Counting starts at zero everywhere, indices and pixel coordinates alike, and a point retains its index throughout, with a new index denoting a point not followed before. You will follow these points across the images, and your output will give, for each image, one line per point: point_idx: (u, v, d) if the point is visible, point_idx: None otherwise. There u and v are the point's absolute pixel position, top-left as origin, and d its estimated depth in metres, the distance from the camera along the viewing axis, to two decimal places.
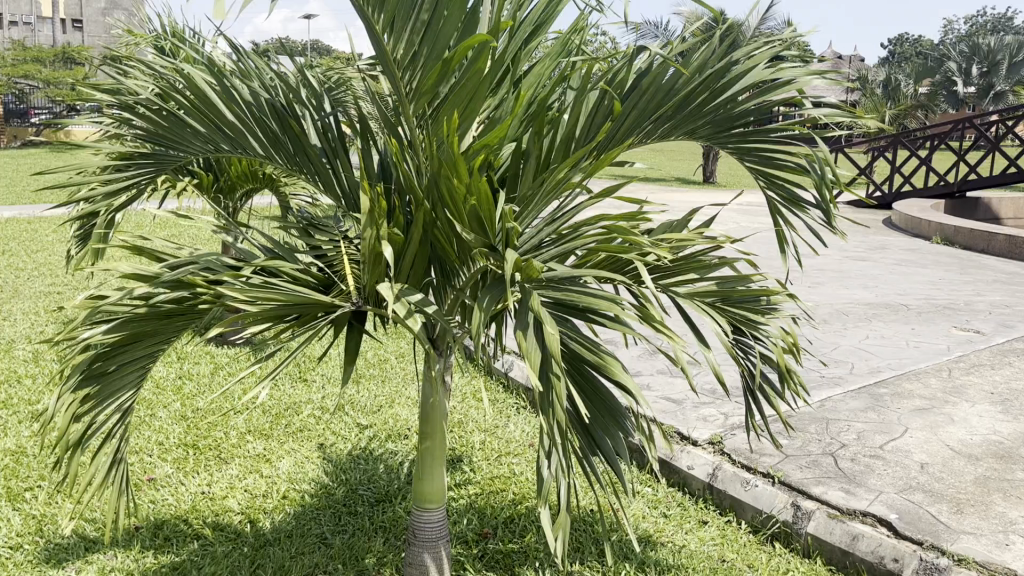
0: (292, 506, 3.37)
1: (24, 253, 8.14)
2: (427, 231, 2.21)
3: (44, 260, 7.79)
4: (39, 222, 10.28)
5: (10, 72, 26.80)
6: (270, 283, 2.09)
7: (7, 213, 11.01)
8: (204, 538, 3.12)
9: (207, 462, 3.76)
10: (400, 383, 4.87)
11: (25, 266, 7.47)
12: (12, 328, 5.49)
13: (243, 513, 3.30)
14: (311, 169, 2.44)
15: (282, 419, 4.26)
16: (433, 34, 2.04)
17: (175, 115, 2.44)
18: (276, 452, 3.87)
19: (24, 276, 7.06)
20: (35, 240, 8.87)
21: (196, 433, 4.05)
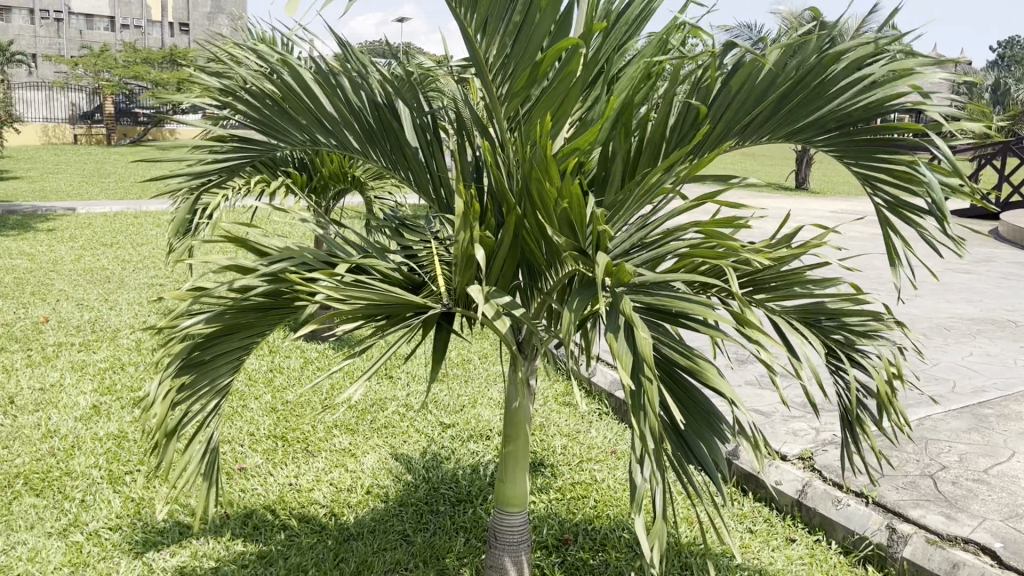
0: (375, 501, 3.42)
1: (130, 245, 8.55)
2: (517, 234, 2.19)
3: (148, 253, 8.16)
4: (144, 216, 10.78)
5: (124, 73, 28.28)
6: (363, 282, 2.11)
7: (115, 207, 11.58)
8: (291, 529, 3.19)
9: (295, 454, 3.85)
10: (483, 383, 4.90)
11: (130, 258, 7.84)
12: (117, 317, 5.77)
13: (328, 506, 3.37)
14: (404, 167, 2.48)
15: (367, 415, 4.34)
16: (524, 35, 2.05)
17: (272, 100, 2.50)
18: (361, 447, 3.94)
19: (130, 268, 7.42)
20: (141, 234, 9.31)
21: (285, 425, 4.16)
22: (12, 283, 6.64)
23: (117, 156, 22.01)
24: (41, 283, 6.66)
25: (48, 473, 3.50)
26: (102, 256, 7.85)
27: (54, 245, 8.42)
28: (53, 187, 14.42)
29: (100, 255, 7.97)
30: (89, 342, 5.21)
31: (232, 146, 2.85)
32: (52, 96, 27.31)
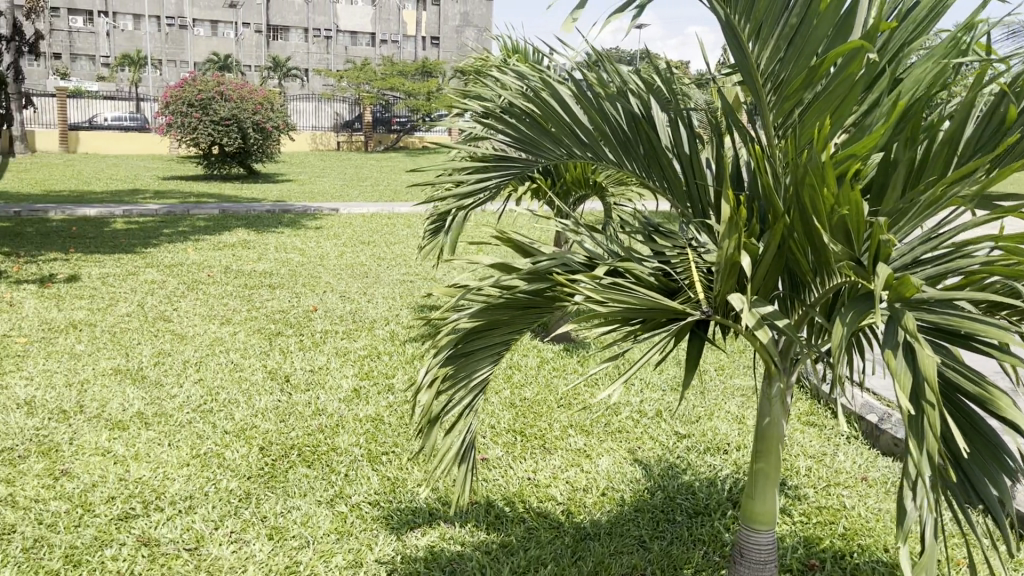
0: (611, 504, 3.45)
1: (384, 244, 9.27)
2: (782, 242, 2.11)
3: (400, 251, 8.80)
4: (396, 218, 11.65)
5: (382, 85, 30.74)
6: (621, 285, 2.14)
7: (372, 208, 12.61)
8: (529, 522, 3.30)
9: (533, 450, 3.98)
10: (720, 395, 4.78)
11: (385, 256, 8.50)
12: (374, 309, 6.28)
13: (564, 504, 3.45)
14: (661, 176, 2.47)
15: (603, 418, 4.39)
16: (802, 39, 1.97)
17: (531, 116, 2.66)
18: (597, 449, 3.99)
19: (385, 264, 8.04)
20: (394, 233, 10.06)
21: (524, 421, 4.31)
22: (287, 274, 7.44)
23: (372, 162, 23.98)
24: (311, 276, 7.40)
25: (317, 447, 3.87)
26: (361, 253, 8.58)
27: (321, 242, 9.33)
28: (320, 189, 16.00)
29: (360, 252, 8.73)
30: (351, 330, 5.71)
31: (496, 166, 2.97)
32: (320, 106, 30.14)
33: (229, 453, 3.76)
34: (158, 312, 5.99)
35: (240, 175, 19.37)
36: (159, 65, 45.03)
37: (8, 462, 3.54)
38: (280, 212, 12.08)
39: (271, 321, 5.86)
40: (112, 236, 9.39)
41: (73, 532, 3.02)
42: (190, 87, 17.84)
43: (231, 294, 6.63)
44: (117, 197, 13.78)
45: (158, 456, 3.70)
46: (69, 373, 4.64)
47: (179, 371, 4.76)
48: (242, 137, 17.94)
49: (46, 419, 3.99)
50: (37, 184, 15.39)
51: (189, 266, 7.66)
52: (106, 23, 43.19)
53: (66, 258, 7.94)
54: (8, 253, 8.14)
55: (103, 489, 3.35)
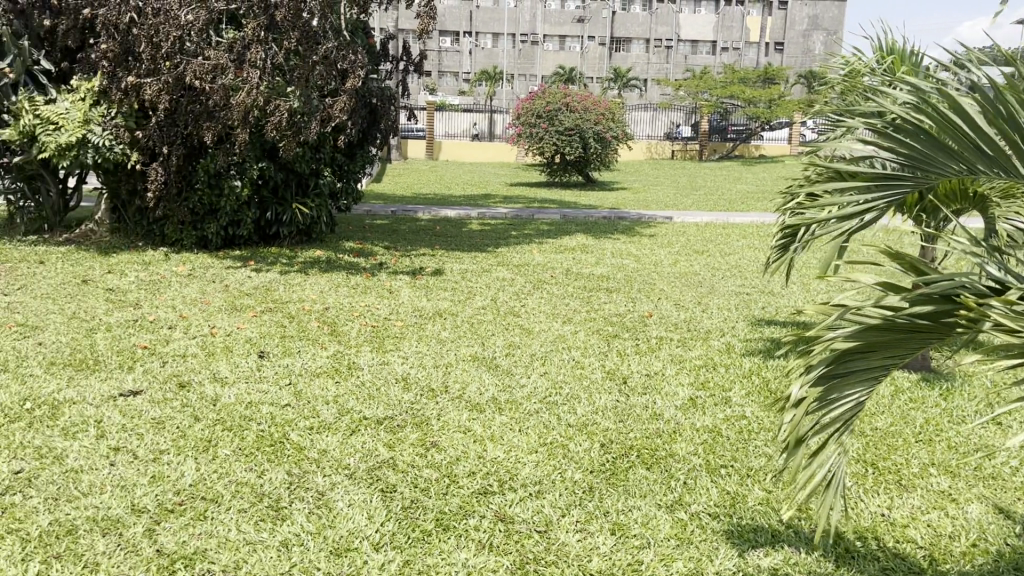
0: (983, 558, 3.06)
1: (719, 255, 9.15)
2: None
3: (736, 263, 8.64)
4: (731, 228, 11.44)
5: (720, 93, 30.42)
6: None
7: (706, 218, 12.54)
8: (884, 562, 3.02)
9: (886, 484, 3.66)
10: None
11: (720, 266, 8.40)
12: (710, 319, 6.22)
13: (925, 549, 3.12)
14: None
15: (970, 460, 3.91)
16: None
17: (920, 130, 2.41)
18: (963, 494, 3.57)
19: (720, 275, 7.95)
20: (729, 244, 9.90)
21: (875, 452, 3.98)
22: (624, 279, 7.65)
23: (704, 172, 23.80)
24: (647, 282, 7.53)
25: (655, 450, 3.88)
26: (696, 263, 8.57)
27: (656, 249, 9.47)
28: (654, 197, 16.24)
29: (694, 261, 8.71)
30: (687, 339, 5.70)
31: (882, 187, 2.56)
32: (658, 116, 30.76)
33: (573, 445, 3.91)
34: (508, 307, 6.48)
35: (578, 182, 20.33)
36: (510, 79, 48.76)
37: (390, 428, 4.03)
38: (616, 219, 12.46)
39: (609, 323, 6.05)
40: (468, 235, 10.36)
41: (442, 499, 3.36)
42: (540, 100, 19.16)
43: (572, 295, 6.98)
44: (471, 201, 15.19)
45: (511, 439, 3.96)
46: (436, 356, 5.19)
47: (528, 363, 5.09)
48: (583, 146, 18.82)
49: (418, 395, 4.50)
50: (408, 188, 17.50)
51: (534, 266, 8.22)
52: (470, 43, 48.29)
53: (431, 254, 8.91)
54: (386, 247, 9.33)
55: (465, 463, 3.68)
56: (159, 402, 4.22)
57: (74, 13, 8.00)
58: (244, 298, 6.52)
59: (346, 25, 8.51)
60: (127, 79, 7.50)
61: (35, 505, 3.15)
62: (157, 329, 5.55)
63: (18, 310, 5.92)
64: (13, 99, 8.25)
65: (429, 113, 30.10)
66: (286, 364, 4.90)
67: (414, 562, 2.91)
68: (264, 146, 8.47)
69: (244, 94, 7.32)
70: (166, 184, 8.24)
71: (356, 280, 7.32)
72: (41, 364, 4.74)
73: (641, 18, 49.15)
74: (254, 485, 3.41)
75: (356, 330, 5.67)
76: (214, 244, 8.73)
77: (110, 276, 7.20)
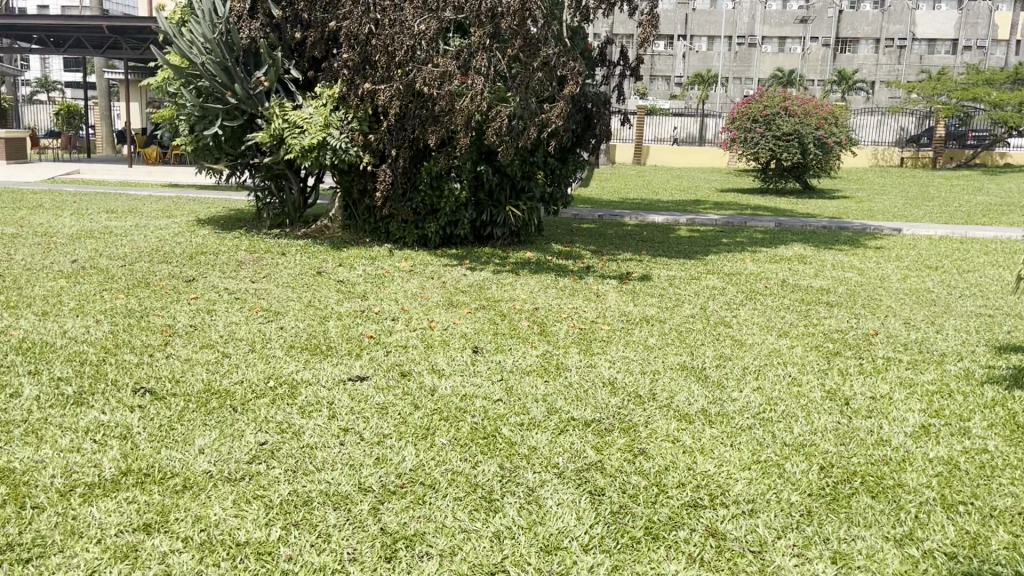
0: None
1: (956, 272, 8.38)
2: None
3: (976, 281, 7.88)
4: (971, 244, 10.45)
5: (961, 95, 27.88)
6: None
7: (941, 230, 11.62)
8: None
9: None
10: None
11: (957, 285, 7.70)
12: (945, 342, 5.71)
13: None
14: None
15: None
16: None
17: None
18: None
19: (957, 294, 7.28)
20: (968, 261, 9.04)
21: None
22: (846, 294, 7.20)
23: (936, 181, 21.94)
24: (871, 298, 7.04)
25: (881, 479, 3.58)
26: (929, 280, 7.91)
27: (882, 263, 8.84)
28: (880, 207, 15.17)
29: (926, 277, 8.03)
30: (918, 361, 5.26)
31: None
32: (884, 120, 29.39)
33: (790, 466, 3.69)
34: (718, 317, 6.30)
35: (794, 190, 19.42)
36: (722, 83, 47.52)
37: (598, 431, 4.03)
38: (836, 229, 11.77)
39: (829, 340, 5.72)
40: (677, 242, 10.19)
41: (651, 507, 3.30)
42: (757, 104, 18.58)
43: (788, 307, 6.66)
44: (679, 206, 14.95)
45: (722, 453, 3.81)
46: (644, 362, 5.14)
47: (740, 376, 4.91)
48: (801, 152, 17.96)
49: (626, 400, 4.47)
50: (616, 192, 17.52)
51: (747, 276, 7.94)
52: (683, 47, 47.89)
53: (638, 259, 8.85)
54: (593, 251, 9.38)
55: (674, 473, 3.58)
56: (383, 389, 4.50)
57: (320, 26, 8.72)
58: (459, 295, 6.81)
59: (566, 31, 8.66)
60: (365, 86, 8.15)
61: (277, 475, 3.46)
62: (382, 320, 5.92)
63: (264, 296, 6.54)
64: (266, 106, 9.17)
65: (639, 117, 30.02)
66: (498, 360, 5.06)
67: (623, 569, 2.89)
68: (482, 150, 8.79)
69: (467, 100, 7.70)
70: (392, 184, 8.80)
71: (564, 282, 7.43)
72: (283, 346, 5.20)
73: (873, 16, 46.52)
74: (469, 475, 3.53)
75: (565, 331, 5.75)
76: (431, 242, 9.21)
77: (340, 269, 7.78)
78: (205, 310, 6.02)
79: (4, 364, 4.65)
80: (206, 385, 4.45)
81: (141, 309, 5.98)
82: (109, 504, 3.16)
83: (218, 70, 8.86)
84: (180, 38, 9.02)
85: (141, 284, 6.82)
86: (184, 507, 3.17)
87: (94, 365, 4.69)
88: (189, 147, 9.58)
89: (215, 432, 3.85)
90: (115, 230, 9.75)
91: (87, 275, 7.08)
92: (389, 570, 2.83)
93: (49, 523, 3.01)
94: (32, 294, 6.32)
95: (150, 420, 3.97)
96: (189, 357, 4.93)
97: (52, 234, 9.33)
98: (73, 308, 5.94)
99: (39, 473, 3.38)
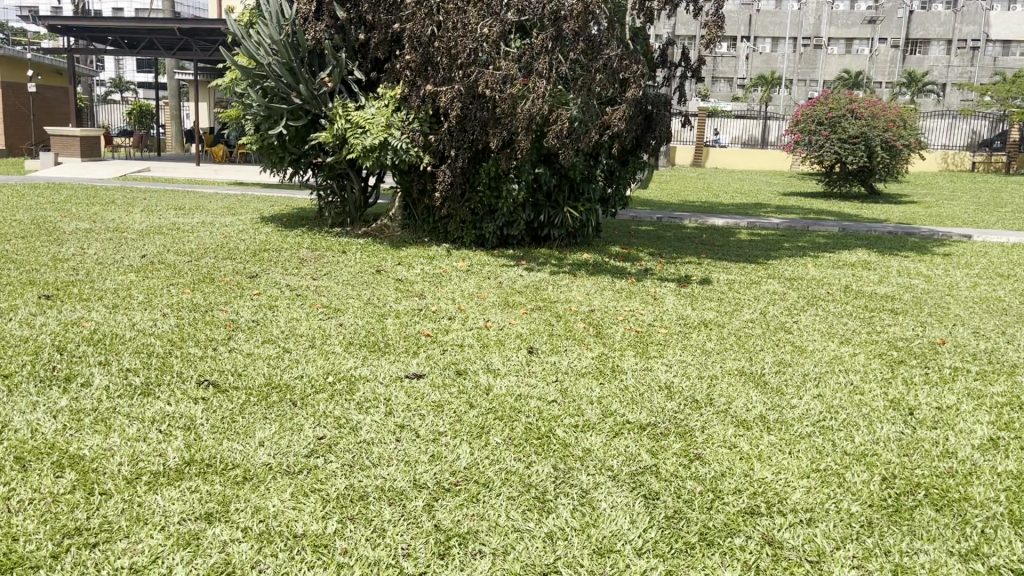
0: None
1: None
2: None
3: None
4: None
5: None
6: None
7: (1013, 238, 11.21)
8: None
9: None
10: None
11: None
12: (1016, 352, 5.51)
13: None
14: None
15: None
16: None
17: None
18: None
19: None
20: None
21: None
22: (912, 301, 7.00)
23: (1011, 186, 21.18)
24: (939, 306, 6.84)
25: (947, 492, 3.47)
26: (999, 288, 7.66)
27: (951, 270, 8.58)
28: (950, 212, 14.71)
29: (998, 286, 7.77)
30: (988, 372, 5.10)
31: None
32: (954, 123, 28.39)
33: (850, 475, 3.61)
34: (779, 322, 6.20)
35: (859, 194, 18.97)
36: (786, 84, 46.69)
37: (653, 435, 4.00)
38: (903, 235, 11.47)
39: (893, 348, 5.58)
40: (737, 246, 10.05)
41: (706, 513, 3.27)
42: (822, 105, 18.21)
43: (851, 314, 6.52)
44: (740, 209, 14.73)
45: (781, 461, 3.74)
46: (700, 367, 5.07)
47: (800, 383, 4.82)
48: (867, 156, 17.52)
49: (682, 404, 4.42)
50: (675, 195, 17.35)
51: (809, 281, 7.79)
52: (747, 48, 47.22)
53: (698, 263, 8.75)
54: (651, 254, 9.31)
55: (731, 480, 3.54)
56: (439, 387, 4.54)
57: (383, 28, 8.85)
58: (516, 295, 6.84)
59: (628, 33, 8.63)
60: (427, 88, 8.24)
61: (334, 469, 3.52)
62: (438, 319, 5.97)
63: (324, 294, 6.65)
64: (330, 106, 9.33)
65: (701, 119, 29.69)
66: (554, 361, 5.06)
67: (678, 574, 2.87)
68: (541, 151, 8.81)
69: (529, 102, 7.73)
70: (452, 185, 8.88)
71: (621, 284, 7.39)
72: (342, 343, 5.29)
73: (944, 16, 45.12)
74: (522, 475, 3.54)
75: (621, 334, 5.72)
76: (489, 243, 9.26)
77: (399, 268, 7.88)
78: (267, 306, 6.16)
79: (77, 354, 4.82)
80: (267, 379, 4.56)
81: (205, 304, 6.14)
82: (173, 492, 3.26)
83: (284, 71, 9.10)
84: (247, 39, 9.22)
85: (206, 279, 7.00)
86: (244, 498, 3.25)
87: (161, 358, 4.83)
88: (254, 147, 9.79)
89: (275, 425, 3.94)
90: (182, 226, 10.02)
91: (155, 270, 7.30)
92: (442, 566, 2.86)
93: (116, 508, 3.12)
94: (103, 287, 6.54)
95: (212, 412, 4.07)
96: (251, 351, 5.04)
97: (123, 229, 9.65)
98: (142, 302, 6.13)
99: (108, 461, 3.50)
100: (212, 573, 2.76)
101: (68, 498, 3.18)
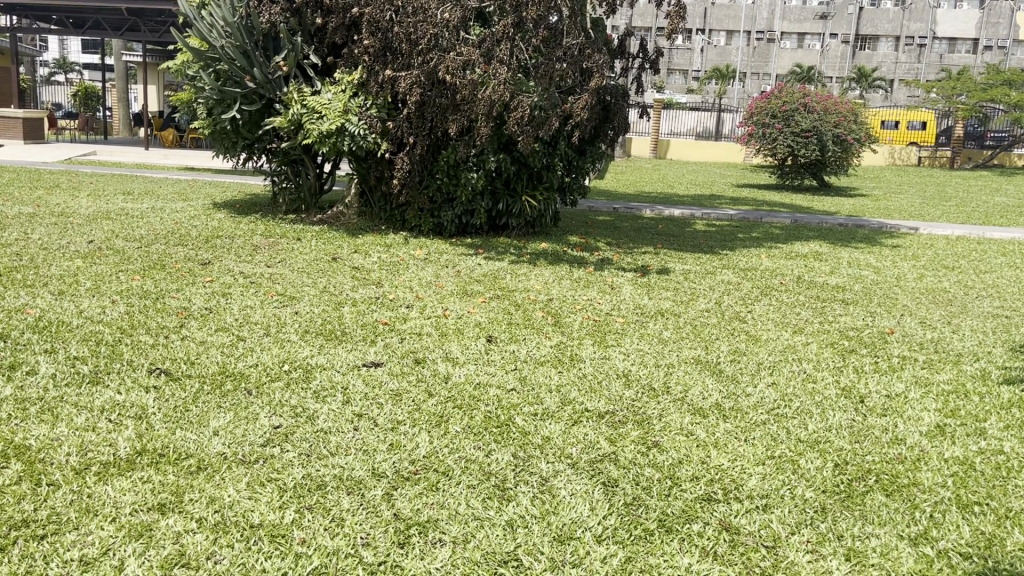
0: None
1: (974, 272, 8.32)
2: None
3: (994, 282, 7.85)
4: (989, 244, 10.40)
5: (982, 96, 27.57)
6: None
7: (959, 230, 11.57)
8: None
9: None
10: None
11: (975, 285, 7.68)
12: (960, 342, 5.68)
13: None
14: None
15: None
16: None
17: None
18: None
19: (973, 294, 7.25)
20: (987, 262, 9.00)
21: None
22: (862, 291, 7.16)
23: (957, 181, 21.71)
24: (888, 296, 7.01)
25: (897, 477, 3.55)
26: (945, 279, 7.89)
27: (898, 262, 8.80)
28: (896, 206, 15.07)
29: (944, 277, 7.98)
30: (934, 361, 5.23)
31: None
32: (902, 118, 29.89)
33: (804, 462, 3.67)
34: (733, 312, 6.29)
35: (810, 187, 19.34)
36: (740, 78, 47.39)
37: (612, 423, 4.03)
38: (853, 227, 11.71)
39: (844, 337, 5.69)
40: (692, 237, 10.14)
41: (665, 500, 3.29)
42: (775, 99, 18.47)
43: (804, 304, 6.64)
44: (696, 201, 14.88)
45: (738, 448, 3.79)
46: (658, 355, 5.12)
47: (755, 371, 4.90)
48: (820, 149, 17.83)
49: (640, 393, 4.45)
50: (632, 185, 17.52)
51: (763, 271, 7.90)
52: (701, 40, 47.70)
53: (654, 253, 8.82)
54: (609, 243, 9.37)
55: (688, 467, 3.57)
56: (398, 375, 4.52)
57: (342, 12, 8.72)
58: (473, 284, 6.80)
59: (589, 21, 8.59)
60: (387, 73, 8.19)
61: (291, 458, 3.47)
62: (397, 307, 5.93)
63: (279, 281, 6.55)
64: (285, 90, 9.18)
65: (657, 109, 29.96)
66: (513, 350, 5.06)
67: (637, 559, 2.89)
68: (501, 139, 8.78)
69: (490, 88, 7.68)
70: (410, 172, 8.80)
71: (579, 274, 7.42)
72: (298, 331, 5.21)
73: (893, 14, 46.31)
74: (483, 463, 3.54)
75: (580, 323, 5.74)
76: (447, 231, 9.22)
77: (356, 256, 7.79)
78: (220, 293, 6.04)
79: (22, 341, 4.68)
80: (221, 367, 4.47)
81: (156, 291, 6.00)
82: (124, 483, 3.18)
83: (238, 53, 8.91)
84: (200, 21, 9.00)
85: (157, 266, 6.83)
86: (199, 488, 3.19)
87: (110, 346, 4.71)
88: (206, 130, 9.65)
89: (229, 414, 3.87)
90: (131, 212, 9.77)
91: (103, 256, 7.12)
92: (403, 555, 2.84)
93: (64, 500, 3.03)
94: (49, 273, 6.35)
95: (165, 401, 3.98)
96: (203, 339, 4.93)
97: (69, 213, 9.40)
98: (90, 288, 5.97)
99: (55, 451, 3.40)
100: (166, 565, 2.71)
101: (14, 489, 3.08)
